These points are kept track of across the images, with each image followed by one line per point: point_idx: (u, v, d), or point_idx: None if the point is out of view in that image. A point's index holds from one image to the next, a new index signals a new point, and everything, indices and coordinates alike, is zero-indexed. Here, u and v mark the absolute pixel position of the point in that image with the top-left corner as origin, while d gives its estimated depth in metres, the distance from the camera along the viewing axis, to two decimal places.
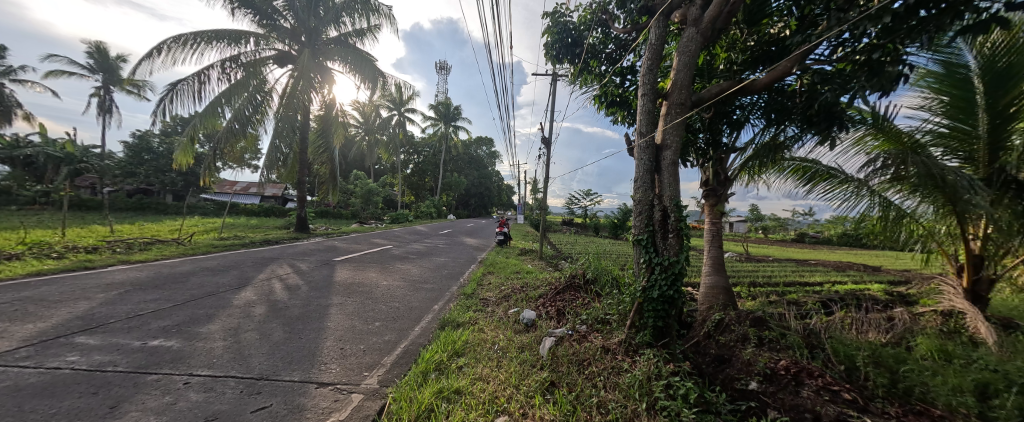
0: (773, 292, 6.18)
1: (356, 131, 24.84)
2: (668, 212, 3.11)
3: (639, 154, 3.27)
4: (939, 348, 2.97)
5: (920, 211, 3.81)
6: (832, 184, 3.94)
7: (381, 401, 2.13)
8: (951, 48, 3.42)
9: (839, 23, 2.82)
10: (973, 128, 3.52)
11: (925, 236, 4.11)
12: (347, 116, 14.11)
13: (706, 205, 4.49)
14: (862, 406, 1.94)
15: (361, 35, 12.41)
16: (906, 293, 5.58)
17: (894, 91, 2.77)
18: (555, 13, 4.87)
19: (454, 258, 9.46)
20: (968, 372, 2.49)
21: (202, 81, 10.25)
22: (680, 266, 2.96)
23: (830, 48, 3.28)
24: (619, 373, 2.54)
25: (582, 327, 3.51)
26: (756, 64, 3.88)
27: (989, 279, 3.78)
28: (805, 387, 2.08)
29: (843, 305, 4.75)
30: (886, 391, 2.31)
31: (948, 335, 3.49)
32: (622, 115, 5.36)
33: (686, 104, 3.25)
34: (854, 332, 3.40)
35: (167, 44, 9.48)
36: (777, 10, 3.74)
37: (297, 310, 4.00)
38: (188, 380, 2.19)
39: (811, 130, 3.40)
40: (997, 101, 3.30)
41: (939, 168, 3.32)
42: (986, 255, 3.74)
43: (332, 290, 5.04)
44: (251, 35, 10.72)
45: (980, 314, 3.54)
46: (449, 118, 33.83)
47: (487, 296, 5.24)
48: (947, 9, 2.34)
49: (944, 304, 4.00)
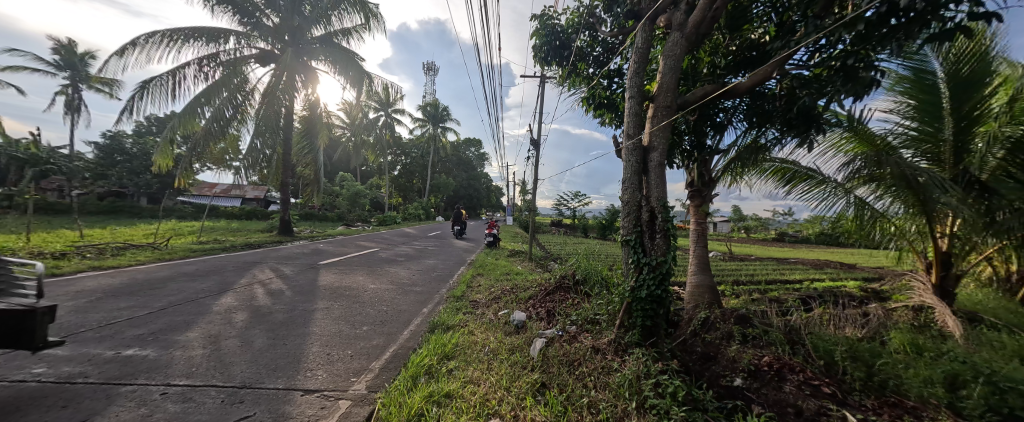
0: (755, 289, 6.40)
1: (341, 132, 24.32)
2: (655, 213, 3.13)
3: (627, 155, 3.35)
4: (911, 341, 3.10)
5: (891, 211, 4.00)
6: (810, 184, 4.09)
7: (370, 406, 2.10)
8: (919, 56, 3.60)
9: (816, 29, 2.92)
10: (939, 131, 3.72)
11: (897, 235, 4.29)
12: (330, 116, 13.81)
13: (691, 206, 4.58)
14: (841, 400, 2.04)
15: (347, 34, 12.20)
16: (879, 289, 5.81)
17: (868, 96, 2.89)
18: (543, 16, 4.91)
19: (443, 260, 9.38)
20: (938, 365, 2.59)
21: (178, 80, 9.91)
22: (668, 266, 2.97)
23: (808, 54, 3.36)
24: (609, 373, 2.56)
25: (572, 328, 3.53)
26: (738, 68, 4.01)
27: (956, 275, 3.97)
28: (787, 383, 2.17)
29: (821, 301, 4.96)
30: (863, 385, 2.40)
31: (919, 329, 3.67)
32: (609, 117, 5.35)
33: (672, 107, 3.29)
34: (832, 328, 3.52)
35: (141, 41, 9.12)
36: (758, 17, 3.91)
37: (280, 316, 3.88)
38: (165, 390, 2.12)
39: (791, 133, 3.56)
40: (962, 106, 3.52)
41: (912, 170, 3.46)
42: (953, 253, 3.93)
43: (318, 295, 4.93)
44: (231, 33, 10.40)
45: (947, 308, 3.74)
46: (436, 119, 33.69)
47: (476, 298, 5.21)
48: (917, 18, 2.44)
49: (915, 300, 4.21)
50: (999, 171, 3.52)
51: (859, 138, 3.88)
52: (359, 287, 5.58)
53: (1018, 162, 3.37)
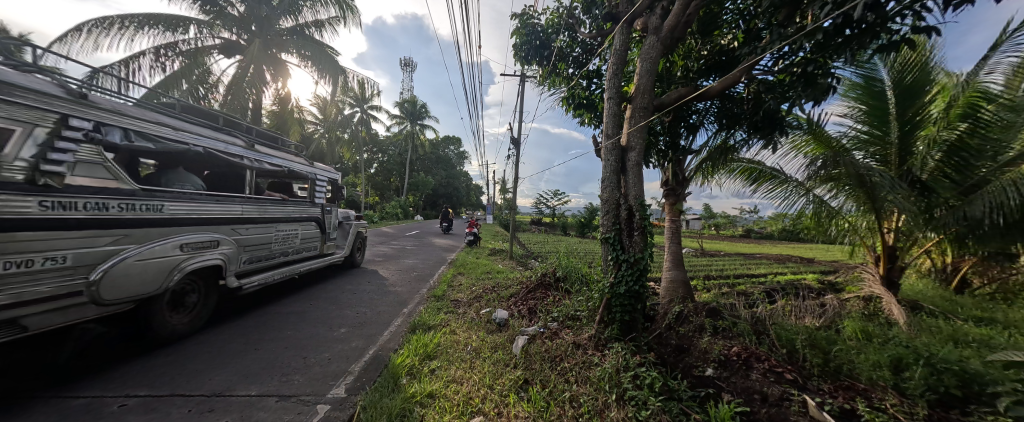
0: (724, 283, 6.74)
1: (314, 129, 23.39)
2: (632, 211, 3.23)
3: (606, 155, 3.42)
4: (862, 329, 3.37)
5: (845, 208, 4.30)
6: (775, 184, 4.33)
7: (350, 410, 2.06)
8: (870, 65, 3.90)
9: (779, 38, 3.10)
10: (886, 134, 4.05)
11: (850, 231, 4.63)
12: (302, 112, 13.24)
13: (666, 204, 4.74)
14: (801, 385, 2.20)
15: (320, 26, 11.73)
16: (834, 281, 6.26)
17: (825, 101, 3.11)
18: (523, 15, 4.93)
19: (423, 260, 9.24)
20: (885, 349, 2.83)
21: (131, 70, 9.21)
22: (645, 262, 3.09)
23: (773, 60, 3.54)
24: (590, 367, 2.63)
25: (553, 324, 3.58)
26: (710, 72, 4.19)
27: (901, 267, 4.33)
28: (753, 371, 2.30)
29: (784, 293, 5.28)
30: (821, 370, 2.58)
31: (869, 317, 3.99)
32: (588, 117, 5.45)
33: (649, 108, 3.39)
34: (794, 318, 3.76)
35: (87, 27, 8.41)
36: (727, 23, 4.09)
37: (251, 321, 3.71)
38: (125, 402, 2.00)
39: (757, 135, 3.77)
40: (906, 112, 3.85)
41: (865, 170, 3.72)
42: (898, 247, 4.29)
43: (291, 298, 4.75)
44: (191, 21, 9.75)
45: (893, 298, 4.08)
46: (414, 117, 33.04)
47: (457, 297, 5.17)
48: (868, 29, 2.62)
49: (865, 290, 4.56)
50: (937, 172, 3.93)
51: (817, 140, 4.14)
52: (336, 289, 5.41)
53: (953, 164, 3.81)
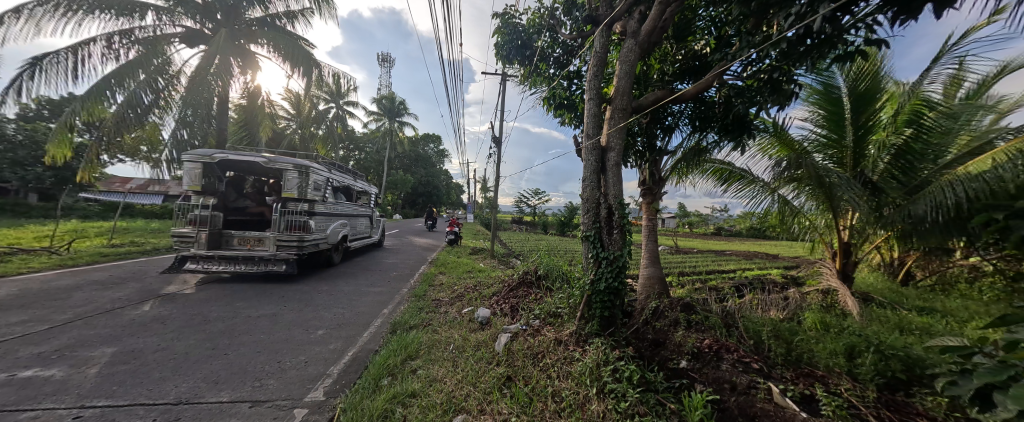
0: (697, 279, 7.04)
1: (286, 125, 22.45)
2: (612, 209, 3.33)
3: (586, 154, 3.48)
4: (821, 320, 3.61)
5: (806, 207, 4.59)
6: (743, 184, 4.56)
7: (329, 413, 2.01)
8: (827, 73, 4.19)
9: (748, 45, 3.26)
10: (842, 138, 4.35)
11: (810, 228, 4.95)
12: (273, 106, 12.65)
13: (644, 203, 4.88)
14: (766, 373, 2.34)
15: (291, 17, 11.24)
16: (797, 275, 6.66)
17: (788, 106, 3.30)
18: (505, 15, 4.94)
19: (403, 259, 9.08)
20: (842, 338, 3.05)
21: (80, 59, 8.52)
22: (624, 260, 3.19)
23: (742, 66, 3.71)
24: (571, 362, 2.68)
25: (535, 321, 3.63)
26: (684, 76, 4.35)
27: (854, 262, 4.67)
28: (724, 362, 2.42)
29: (751, 288, 5.58)
30: (784, 359, 2.75)
31: (827, 308, 4.29)
32: (569, 117, 5.54)
33: (627, 110, 3.50)
34: (760, 311, 3.99)
35: (28, 9, 7.74)
36: (700, 29, 4.26)
37: (220, 325, 3.54)
38: (79, 414, 1.87)
39: (727, 137, 3.97)
40: (859, 118, 4.16)
41: (824, 171, 3.99)
42: (852, 243, 4.62)
43: (263, 300, 4.56)
44: (148, 7, 9.13)
45: (848, 290, 4.40)
46: (392, 113, 32.30)
47: (439, 297, 5.13)
48: (825, 40, 2.79)
49: (824, 284, 4.89)
50: (886, 174, 4.26)
51: (781, 142, 4.40)
52: (311, 290, 5.24)
53: (900, 166, 4.16)
